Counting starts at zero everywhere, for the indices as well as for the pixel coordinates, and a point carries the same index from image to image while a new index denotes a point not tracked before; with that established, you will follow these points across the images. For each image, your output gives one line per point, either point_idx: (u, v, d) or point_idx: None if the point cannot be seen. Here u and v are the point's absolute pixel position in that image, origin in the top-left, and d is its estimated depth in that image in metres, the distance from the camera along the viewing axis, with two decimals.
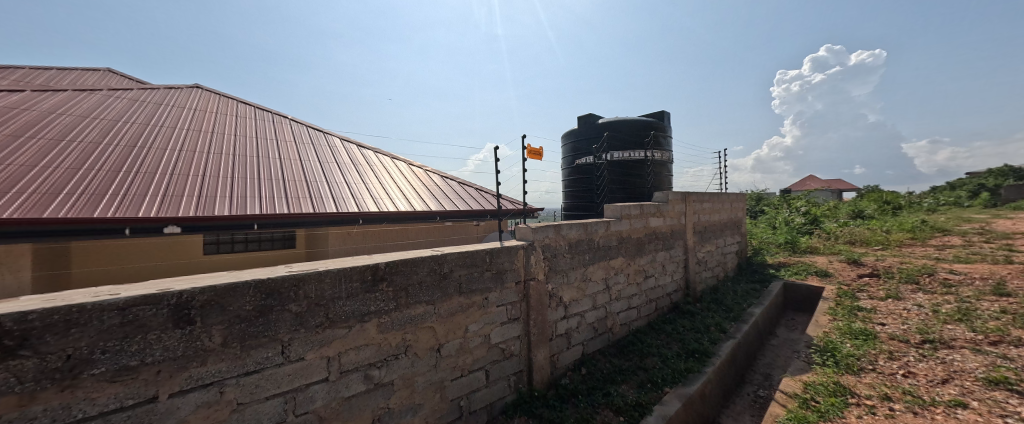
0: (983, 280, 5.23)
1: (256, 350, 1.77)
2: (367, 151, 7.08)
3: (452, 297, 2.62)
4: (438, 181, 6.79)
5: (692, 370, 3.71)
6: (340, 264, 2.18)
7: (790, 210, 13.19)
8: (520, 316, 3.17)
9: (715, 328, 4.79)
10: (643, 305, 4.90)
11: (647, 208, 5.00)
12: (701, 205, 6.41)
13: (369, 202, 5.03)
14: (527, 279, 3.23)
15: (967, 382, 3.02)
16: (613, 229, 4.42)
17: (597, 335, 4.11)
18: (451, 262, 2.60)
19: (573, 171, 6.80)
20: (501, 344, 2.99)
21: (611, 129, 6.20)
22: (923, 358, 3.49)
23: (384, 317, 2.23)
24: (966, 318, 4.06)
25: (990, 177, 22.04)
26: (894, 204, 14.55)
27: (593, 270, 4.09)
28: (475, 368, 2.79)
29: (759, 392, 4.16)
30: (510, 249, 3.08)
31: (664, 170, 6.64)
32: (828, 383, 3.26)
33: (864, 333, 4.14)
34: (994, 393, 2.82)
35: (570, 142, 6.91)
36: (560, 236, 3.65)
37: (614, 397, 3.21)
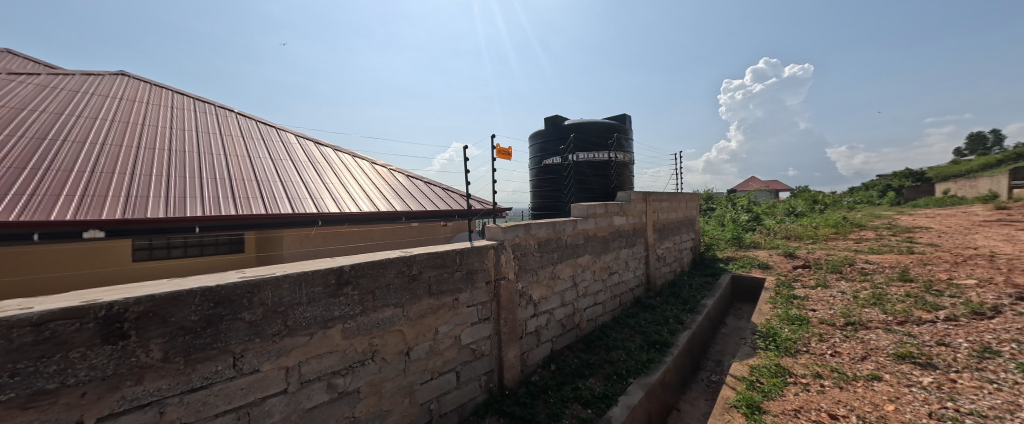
0: (891, 268, 6.02)
1: (203, 364, 1.61)
2: (326, 148, 6.70)
3: (421, 299, 2.55)
4: (403, 180, 6.58)
5: (653, 360, 3.91)
6: (300, 267, 2.04)
7: (737, 208, 14.35)
8: (491, 315, 3.16)
9: (673, 320, 5.09)
10: (608, 300, 5.09)
11: (611, 208, 5.20)
12: (660, 204, 6.78)
13: (329, 203, 4.78)
14: (498, 278, 3.23)
15: (881, 358, 3.45)
16: (580, 227, 4.54)
17: (565, 331, 4.21)
18: (421, 263, 2.54)
19: (541, 171, 6.89)
20: (472, 344, 2.97)
21: (577, 130, 6.36)
22: (847, 339, 3.95)
23: (349, 323, 2.12)
24: (880, 302, 4.65)
25: (895, 179, 25.40)
26: (821, 203, 16.35)
27: (561, 268, 4.18)
28: (446, 370, 2.75)
29: (712, 377, 4.48)
30: (480, 249, 3.06)
31: (627, 171, 6.94)
32: (770, 365, 3.58)
33: (799, 319, 4.60)
34: (902, 366, 3.25)
35: (537, 142, 7.00)
36: (530, 235, 3.69)
37: (582, 390, 3.30)
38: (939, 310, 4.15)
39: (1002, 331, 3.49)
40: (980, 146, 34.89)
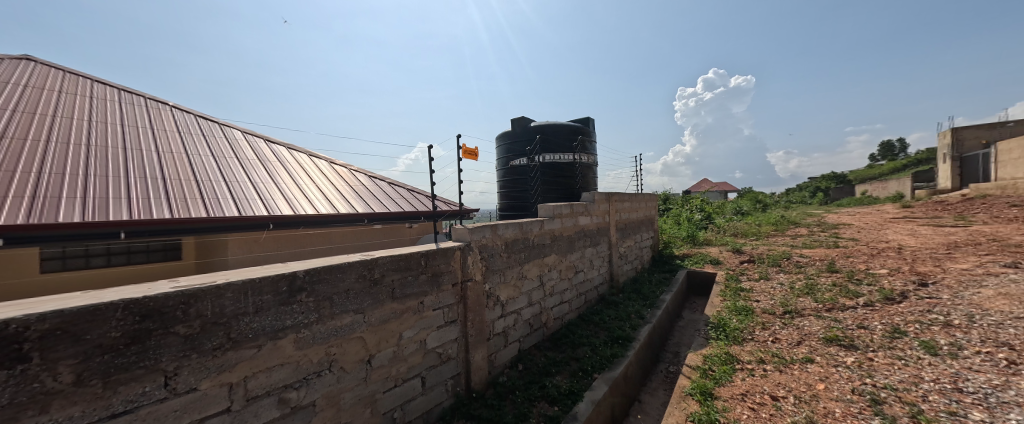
0: (821, 261, 6.71)
1: (127, 386, 1.43)
2: (278, 146, 6.25)
3: (384, 304, 2.45)
4: (364, 181, 6.30)
5: (617, 355, 4.04)
6: (245, 274, 1.87)
7: (691, 208, 15.32)
8: (458, 318, 3.10)
9: (635, 315, 5.30)
10: (573, 299, 5.20)
11: (577, 208, 5.32)
12: (622, 204, 7.05)
13: (282, 204, 4.46)
14: (465, 280, 3.19)
15: (813, 342, 3.82)
16: (547, 227, 4.61)
17: (532, 331, 4.24)
18: (384, 267, 2.44)
19: (508, 172, 6.91)
20: (438, 348, 2.90)
21: (543, 132, 6.45)
22: (785, 326, 4.33)
23: (303, 332, 1.98)
24: (812, 292, 5.16)
25: (823, 181, 28.40)
26: (763, 202, 17.91)
27: (528, 268, 4.21)
28: (411, 376, 2.66)
29: (670, 368, 4.73)
30: (446, 251, 3.01)
31: (591, 172, 7.15)
32: (721, 353, 3.84)
33: (745, 309, 4.97)
34: (831, 348, 3.62)
35: (504, 143, 7.01)
36: (497, 236, 3.68)
37: (549, 388, 3.34)
38: (859, 297, 4.68)
39: (908, 313, 4.01)
40: (889, 152, 39.97)
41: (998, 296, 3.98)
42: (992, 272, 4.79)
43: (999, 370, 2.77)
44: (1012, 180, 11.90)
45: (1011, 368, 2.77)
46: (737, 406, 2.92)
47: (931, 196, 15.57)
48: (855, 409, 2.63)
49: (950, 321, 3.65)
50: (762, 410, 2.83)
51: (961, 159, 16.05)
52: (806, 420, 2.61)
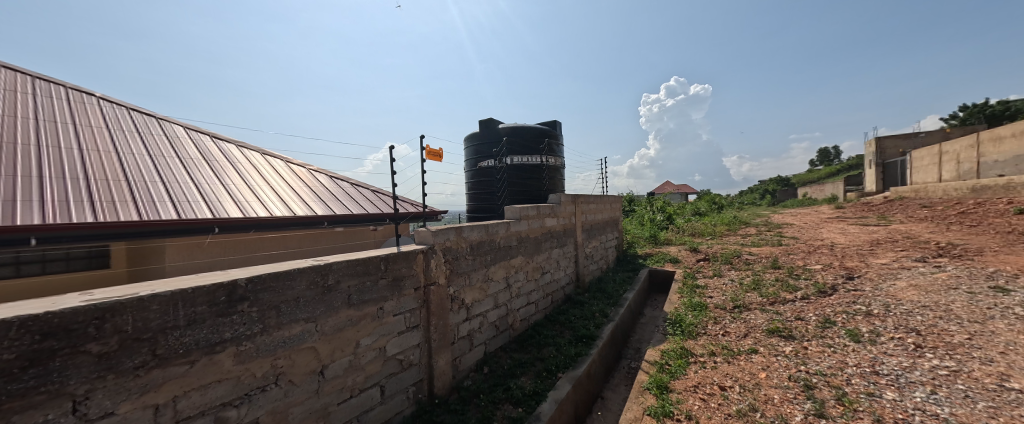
0: (767, 258, 7.27)
1: (23, 415, 1.26)
2: (226, 144, 5.80)
3: (339, 311, 2.34)
4: (324, 182, 6.01)
5: (580, 353, 4.13)
6: (177, 284, 1.72)
7: (654, 209, 16.03)
8: (420, 323, 3.04)
9: (599, 314, 5.45)
10: (540, 299, 5.26)
11: (543, 209, 5.39)
12: (588, 205, 7.23)
13: (229, 206, 4.14)
14: (428, 283, 3.12)
15: (758, 334, 4.12)
16: (513, 229, 4.63)
17: (498, 333, 4.23)
18: (339, 272, 2.33)
19: (476, 174, 6.87)
20: (399, 355, 2.82)
21: (511, 134, 6.48)
22: (734, 320, 4.64)
23: (244, 345, 1.85)
24: (758, 287, 5.57)
25: (771, 184, 30.83)
26: (718, 204, 19.13)
27: (494, 270, 4.20)
28: (369, 385, 2.57)
29: (631, 364, 4.91)
30: (408, 254, 2.93)
31: (558, 174, 7.28)
32: (676, 348, 4.04)
33: (700, 305, 5.27)
34: (773, 339, 3.92)
35: (472, 144, 6.96)
36: (462, 238, 3.65)
37: (513, 390, 3.35)
38: (797, 291, 5.12)
39: (837, 304, 4.44)
40: (826, 159, 44.20)
41: (908, 287, 4.51)
42: (905, 266, 5.43)
43: (908, 353, 3.14)
44: (922, 184, 13.58)
45: (917, 351, 3.15)
46: (689, 398, 3.08)
47: (860, 198, 17.39)
48: (791, 395, 2.86)
49: (870, 311, 4.08)
50: (712, 400, 3.01)
51: (883, 165, 18.05)
52: (749, 407, 2.81)
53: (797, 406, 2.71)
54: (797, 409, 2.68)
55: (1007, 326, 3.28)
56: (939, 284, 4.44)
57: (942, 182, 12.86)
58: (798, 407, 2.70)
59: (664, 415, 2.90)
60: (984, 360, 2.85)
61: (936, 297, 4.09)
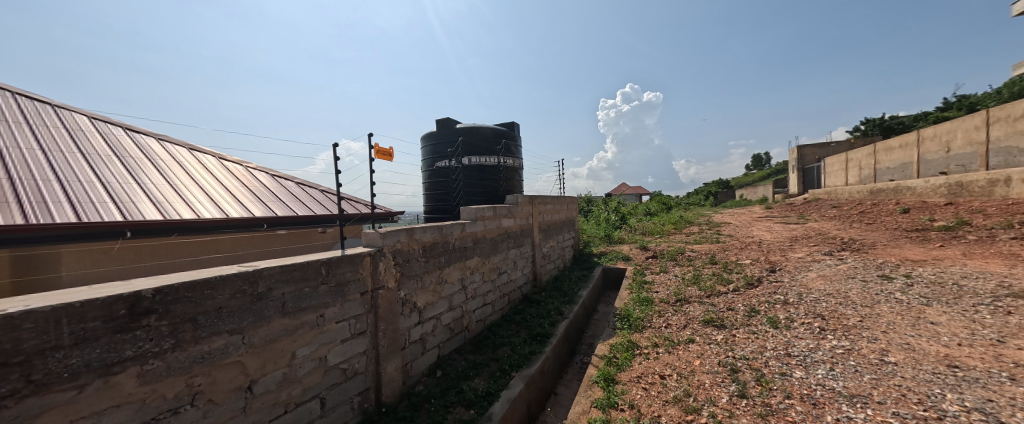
0: (706, 254, 7.90)
1: None
2: (144, 136, 5.16)
3: (271, 321, 2.17)
4: (265, 181, 5.55)
5: (534, 352, 4.20)
6: (64, 298, 1.50)
7: (609, 209, 16.79)
8: (367, 329, 2.91)
9: (554, 312, 5.58)
10: (496, 300, 5.27)
11: (499, 210, 5.41)
12: (545, 206, 7.38)
13: (145, 206, 3.67)
14: (375, 288, 3.00)
15: (695, 324, 4.47)
16: (468, 230, 4.60)
17: (453, 335, 4.18)
18: (271, 278, 2.16)
19: (432, 174, 6.73)
20: (343, 364, 2.68)
21: (467, 134, 6.43)
22: (676, 313, 4.99)
23: (151, 364, 1.66)
24: (697, 281, 6.04)
25: (712, 187, 33.61)
26: (667, 205, 20.49)
27: (449, 271, 4.14)
28: (307, 398, 2.41)
29: (584, 359, 5.11)
30: (354, 258, 2.80)
31: (516, 175, 7.35)
32: (624, 341, 4.26)
33: (646, 300, 5.60)
34: (708, 328, 4.28)
35: (428, 143, 6.80)
36: (414, 240, 3.56)
37: (466, 392, 3.32)
38: (730, 283, 5.63)
39: (761, 295, 4.95)
40: (758, 164, 49.10)
41: (818, 278, 5.15)
42: (816, 259, 6.18)
43: (815, 336, 3.58)
44: (833, 187, 15.55)
45: (822, 334, 3.60)
46: (633, 388, 3.27)
47: (785, 199, 19.51)
48: (719, 379, 3.15)
49: (787, 300, 4.60)
50: (652, 389, 3.22)
51: (803, 170, 20.41)
52: (684, 393, 3.03)
53: (724, 389, 2.98)
54: (724, 392, 2.95)
55: (889, 308, 3.87)
56: (841, 274, 5.12)
57: (848, 185, 14.82)
58: (725, 390, 2.97)
59: (609, 406, 3.05)
60: (871, 338, 3.34)
61: (838, 286, 4.71)
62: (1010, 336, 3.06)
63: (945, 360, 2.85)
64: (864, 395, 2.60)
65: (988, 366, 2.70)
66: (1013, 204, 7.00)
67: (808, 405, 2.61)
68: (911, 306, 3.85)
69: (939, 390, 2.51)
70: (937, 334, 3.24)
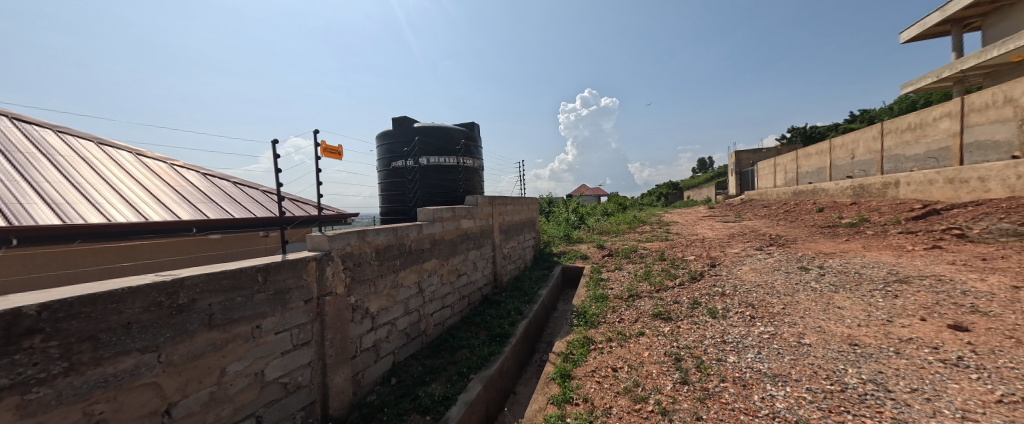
0: (656, 252, 8.40)
1: None
2: (39, 128, 4.42)
3: (195, 335, 1.96)
4: (194, 180, 5.00)
5: (493, 353, 4.19)
6: None
7: (568, 210, 17.28)
8: (312, 339, 2.72)
9: (514, 312, 5.62)
10: (455, 302, 5.18)
11: (458, 211, 5.33)
12: (505, 207, 7.39)
13: (37, 209, 3.12)
14: (322, 294, 2.82)
15: (645, 318, 4.73)
16: (426, 232, 4.48)
17: (409, 341, 4.04)
18: (194, 289, 1.95)
19: (388, 174, 6.48)
20: (283, 378, 2.49)
21: (425, 134, 6.27)
22: (628, 307, 5.24)
23: (38, 392, 1.43)
24: (647, 277, 6.40)
25: (663, 188, 35.90)
26: (622, 205, 21.52)
27: (404, 275, 4.01)
28: (241, 418, 2.21)
29: (543, 357, 5.19)
30: (296, 263, 2.60)
31: (476, 176, 7.31)
32: (580, 337, 4.39)
33: (602, 296, 5.82)
34: (656, 321, 4.55)
35: (384, 143, 6.53)
36: (366, 243, 3.39)
37: (422, 398, 3.23)
38: (676, 278, 6.03)
39: (703, 288, 5.35)
40: (702, 167, 53.27)
41: (750, 270, 5.68)
42: (749, 254, 6.83)
43: (746, 323, 3.94)
44: (764, 189, 17.28)
45: (752, 321, 3.98)
46: (587, 382, 3.38)
47: (725, 200, 21.35)
48: (665, 368, 3.35)
49: (724, 291, 5.03)
50: (605, 381, 3.35)
51: (740, 174, 22.47)
52: (633, 383, 3.19)
53: (669, 377, 3.18)
54: (668, 379, 3.15)
55: (806, 296, 4.37)
56: (769, 267, 5.69)
57: (776, 187, 16.55)
58: (669, 378, 3.17)
59: (564, 402, 3.13)
60: (791, 324, 3.74)
61: (766, 278, 5.23)
62: (896, 316, 3.59)
63: (848, 339, 3.27)
64: (784, 375, 2.91)
65: (880, 343, 3.15)
66: (900, 203, 8.24)
67: (740, 386, 2.86)
68: (823, 293, 4.38)
69: (843, 366, 2.89)
70: (842, 317, 3.71)
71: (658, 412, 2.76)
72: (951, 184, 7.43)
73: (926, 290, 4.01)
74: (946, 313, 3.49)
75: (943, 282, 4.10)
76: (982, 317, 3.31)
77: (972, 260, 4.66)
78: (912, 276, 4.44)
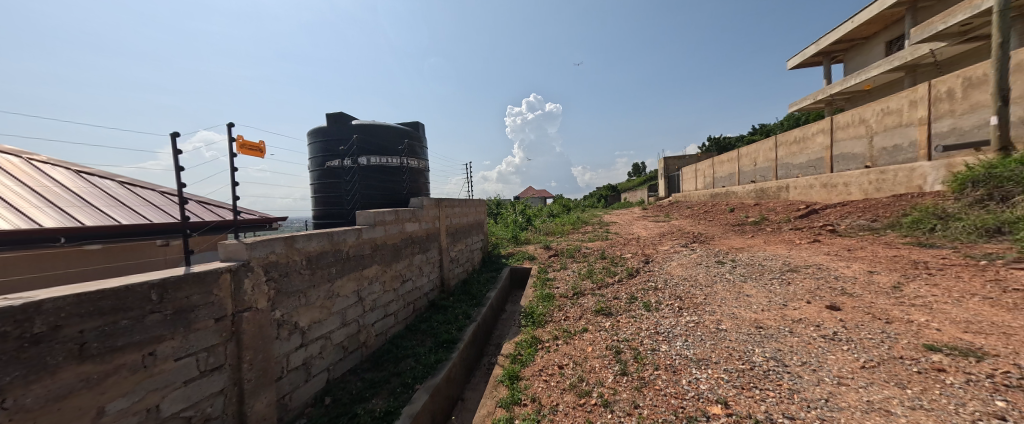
0: (598, 251, 8.85)
1: None
2: None
3: (59, 369, 1.61)
4: (63, 180, 4.09)
5: (440, 360, 4.04)
6: None
7: (516, 212, 17.52)
8: (226, 363, 2.37)
9: (462, 316, 5.49)
10: (399, 310, 4.92)
11: (402, 214, 5.08)
12: (452, 209, 7.22)
13: None
14: (238, 311, 2.46)
15: (588, 314, 4.93)
16: (366, 236, 4.19)
17: (346, 355, 3.74)
18: (57, 314, 1.60)
19: (321, 174, 5.95)
20: (186, 412, 2.13)
21: (364, 132, 5.87)
22: (572, 305, 5.43)
23: None
24: (590, 275, 6.71)
25: (603, 191, 38.19)
26: (567, 207, 22.44)
27: (341, 284, 3.69)
28: None
29: (492, 360, 5.15)
30: (204, 276, 2.24)
31: (421, 177, 7.05)
32: (528, 338, 4.43)
33: (548, 296, 5.95)
34: (598, 317, 4.77)
35: (316, 140, 5.99)
36: (295, 250, 3.05)
37: (360, 416, 2.98)
38: (616, 275, 6.41)
39: (639, 283, 5.75)
40: (637, 172, 57.72)
41: (678, 266, 6.24)
42: (676, 250, 7.51)
43: (675, 314, 4.31)
44: (687, 191, 19.24)
45: (680, 312, 4.36)
46: (535, 382, 3.41)
47: (656, 201, 23.36)
48: (607, 361, 3.52)
49: (657, 286, 5.45)
50: (552, 379, 3.42)
51: (668, 177, 24.77)
52: (578, 379, 3.29)
53: (610, 369, 3.35)
54: (609, 372, 3.31)
55: (723, 287, 4.91)
56: (693, 262, 6.31)
57: (697, 189, 18.52)
58: (610, 370, 3.34)
59: (512, 403, 3.13)
60: (712, 312, 4.17)
61: (691, 272, 5.78)
62: (791, 300, 4.19)
63: (756, 323, 3.73)
64: (706, 359, 3.22)
65: (779, 324, 3.64)
66: (790, 204, 9.72)
67: (670, 372, 3.11)
68: (736, 284, 4.95)
69: (752, 346, 3.28)
70: (752, 304, 4.23)
71: (601, 404, 2.88)
72: (826, 188, 8.98)
73: (812, 277, 4.75)
74: (826, 296, 4.15)
75: (823, 270, 4.90)
76: (850, 297, 4.01)
77: (843, 251, 5.64)
78: (801, 265, 5.23)
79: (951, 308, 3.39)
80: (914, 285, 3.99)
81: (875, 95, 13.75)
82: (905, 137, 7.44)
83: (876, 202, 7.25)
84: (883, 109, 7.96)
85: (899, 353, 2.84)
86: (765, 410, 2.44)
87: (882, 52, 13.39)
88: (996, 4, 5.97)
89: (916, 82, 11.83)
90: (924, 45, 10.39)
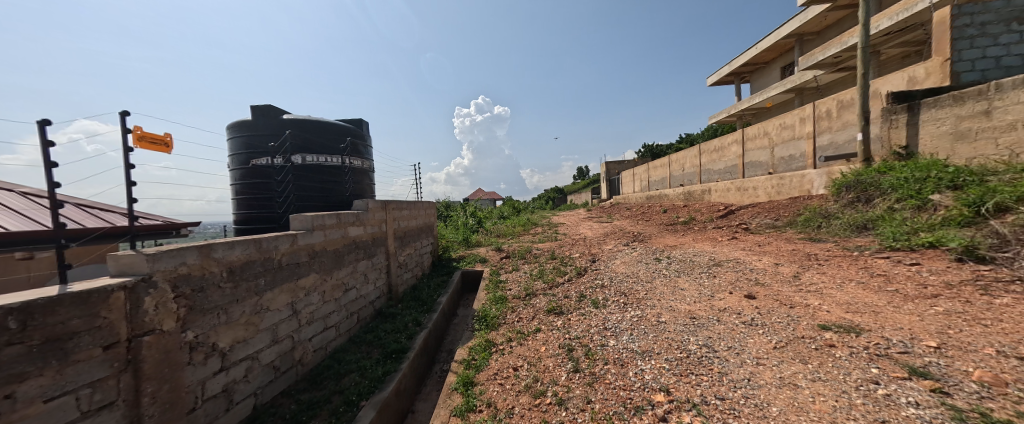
0: (548, 251, 9.06)
1: None
2: None
3: None
4: None
5: (388, 372, 3.79)
6: None
7: (466, 214, 17.32)
8: (121, 398, 1.97)
9: (412, 323, 5.23)
10: (342, 322, 4.54)
11: (344, 218, 4.70)
12: (400, 212, 6.87)
13: None
14: (135, 335, 2.06)
15: (540, 314, 4.99)
16: (302, 242, 3.79)
17: (278, 376, 3.34)
18: None
19: (245, 173, 5.27)
20: None
21: (298, 127, 5.34)
22: (524, 306, 5.47)
23: None
24: (540, 275, 6.84)
25: (551, 193, 39.40)
26: (517, 208, 22.74)
27: (272, 297, 3.29)
28: None
29: (444, 367, 4.97)
30: (88, 296, 1.84)
31: (365, 178, 6.61)
32: (481, 342, 4.35)
33: (502, 298, 5.92)
34: (551, 316, 4.85)
35: (239, 135, 5.30)
36: (212, 261, 2.65)
37: None
38: (565, 275, 6.59)
39: (587, 282, 5.97)
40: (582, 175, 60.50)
41: (622, 264, 6.60)
42: (619, 249, 7.96)
43: (621, 310, 4.53)
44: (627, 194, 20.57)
45: (625, 307, 4.60)
46: (490, 386, 3.35)
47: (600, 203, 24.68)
48: (560, 360, 3.57)
49: (603, 284, 5.70)
50: (507, 382, 3.38)
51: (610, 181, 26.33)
52: (533, 379, 3.30)
53: (563, 367, 3.41)
54: (563, 370, 3.37)
55: (661, 282, 5.28)
56: (635, 260, 6.72)
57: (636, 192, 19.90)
58: (563, 368, 3.39)
59: (467, 411, 3.03)
60: (652, 306, 4.46)
61: (634, 269, 6.15)
62: (718, 292, 4.63)
63: (690, 314, 4.06)
64: (650, 350, 3.42)
65: (709, 314, 4.00)
66: (714, 205, 10.86)
67: (619, 365, 3.25)
68: (673, 279, 5.36)
69: (688, 336, 3.56)
70: (686, 297, 4.60)
71: (555, 403, 2.91)
72: (739, 190, 10.20)
73: (733, 270, 5.32)
74: (745, 286, 4.67)
75: (740, 264, 5.52)
76: (763, 287, 4.55)
77: (755, 246, 6.42)
78: (725, 260, 5.84)
79: (837, 292, 3.99)
80: (810, 274, 4.65)
81: (775, 111, 15.97)
82: (795, 148, 8.74)
83: (778, 203, 8.42)
84: (779, 124, 9.27)
85: (802, 333, 3.27)
86: (701, 394, 2.65)
87: (778, 75, 15.61)
88: (861, 41, 7.27)
89: (803, 103, 13.98)
90: (808, 72, 12.31)
